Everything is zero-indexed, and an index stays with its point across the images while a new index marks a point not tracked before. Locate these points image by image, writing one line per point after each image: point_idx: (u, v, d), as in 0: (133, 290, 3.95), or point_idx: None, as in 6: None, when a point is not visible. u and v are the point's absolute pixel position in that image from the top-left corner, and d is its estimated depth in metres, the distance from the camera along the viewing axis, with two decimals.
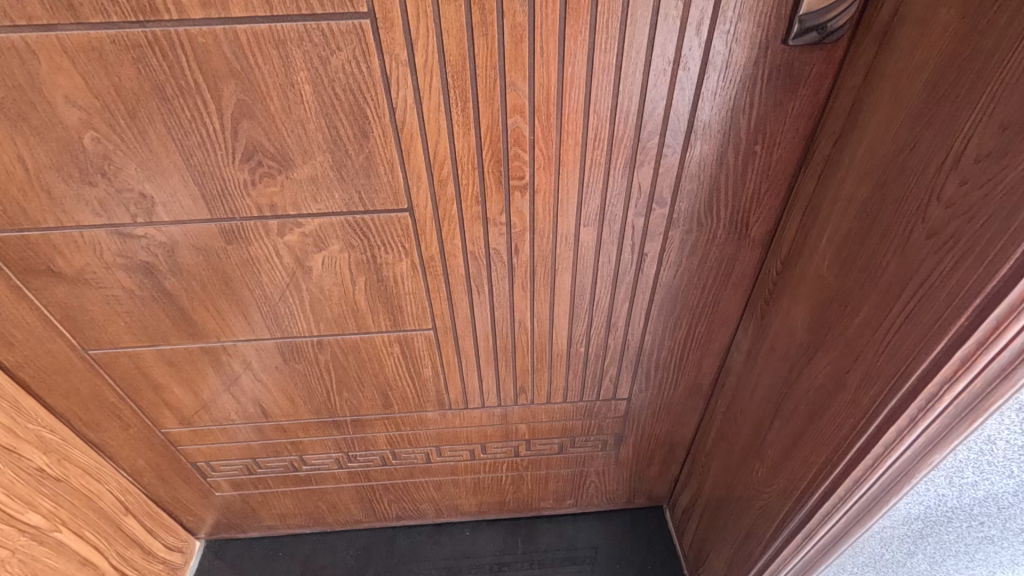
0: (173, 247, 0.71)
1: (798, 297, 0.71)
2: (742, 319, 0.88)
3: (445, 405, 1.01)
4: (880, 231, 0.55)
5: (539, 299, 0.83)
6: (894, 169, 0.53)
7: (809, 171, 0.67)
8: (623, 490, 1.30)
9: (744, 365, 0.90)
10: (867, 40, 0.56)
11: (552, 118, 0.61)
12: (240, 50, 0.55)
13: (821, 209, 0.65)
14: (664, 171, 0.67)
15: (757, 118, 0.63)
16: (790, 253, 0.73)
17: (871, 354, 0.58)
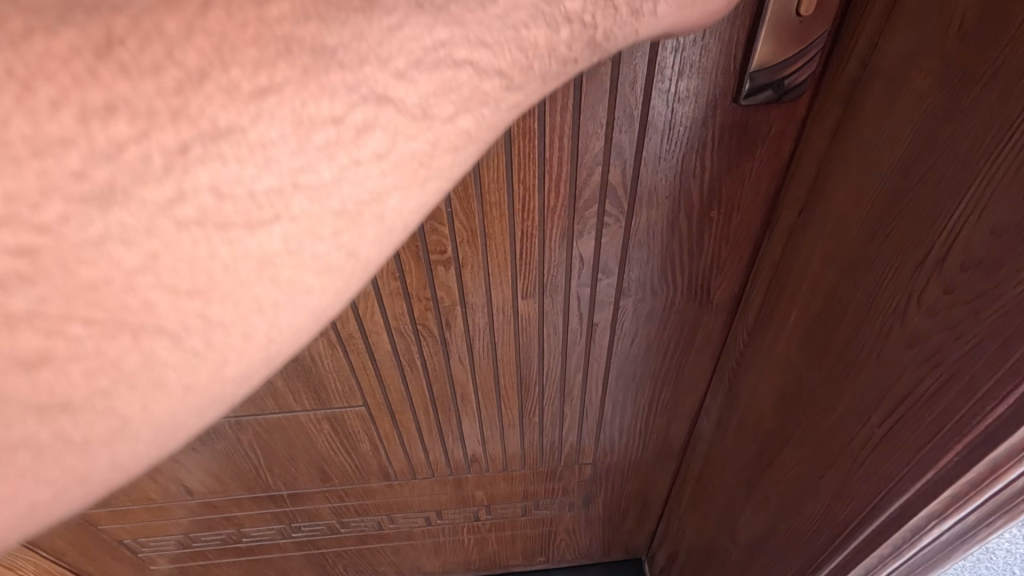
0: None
1: (765, 378, 0.63)
2: (711, 385, 0.79)
3: (390, 477, 0.91)
4: (851, 326, 0.47)
5: (481, 372, 0.73)
6: (865, 256, 0.44)
7: (774, 238, 0.58)
8: (597, 546, 1.20)
9: (715, 435, 0.80)
10: (831, 99, 0.47)
11: (470, 188, 0.52)
12: None
13: (787, 283, 0.57)
14: (608, 240, 0.59)
15: (710, 181, 0.55)
16: (757, 324, 0.64)
17: (845, 467, 0.49)
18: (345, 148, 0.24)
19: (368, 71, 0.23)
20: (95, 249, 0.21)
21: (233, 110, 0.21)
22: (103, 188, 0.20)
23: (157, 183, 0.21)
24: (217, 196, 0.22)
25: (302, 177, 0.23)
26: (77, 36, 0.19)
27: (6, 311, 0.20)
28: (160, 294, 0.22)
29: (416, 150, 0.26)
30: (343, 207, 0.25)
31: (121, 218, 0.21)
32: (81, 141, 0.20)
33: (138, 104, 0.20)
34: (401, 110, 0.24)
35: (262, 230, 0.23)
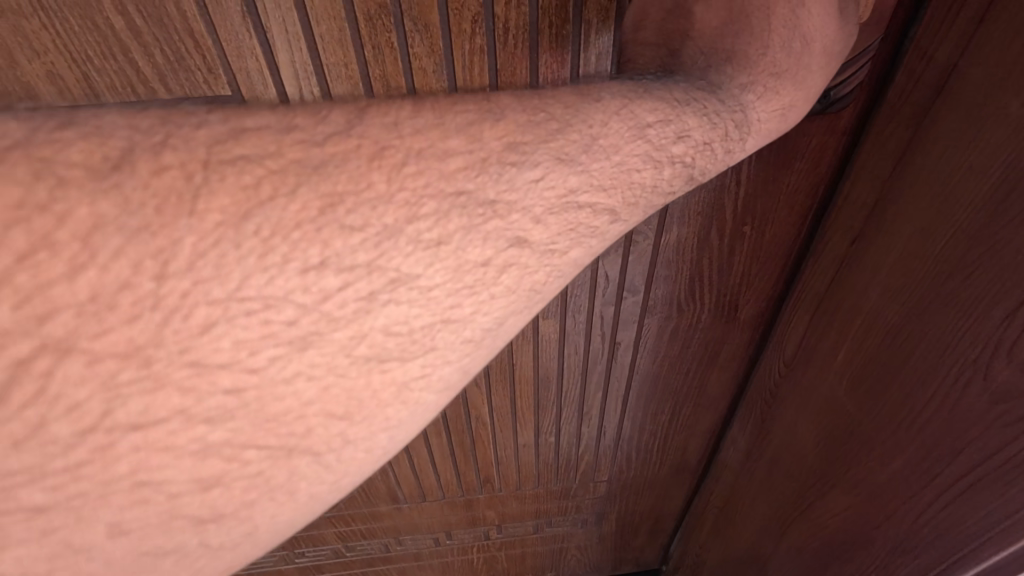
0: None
1: (804, 416, 0.60)
2: (738, 416, 0.77)
3: (399, 501, 0.88)
4: (916, 371, 0.44)
5: (498, 395, 0.70)
6: (935, 301, 0.42)
7: (815, 272, 0.56)
8: (607, 562, 1.17)
9: (740, 467, 0.78)
10: (888, 134, 0.45)
11: None
12: None
13: (832, 319, 0.54)
14: (635, 258, 0.56)
15: (745, 197, 0.52)
16: (795, 357, 0.61)
17: (908, 520, 0.46)
18: (487, 286, 0.22)
19: (516, 215, 0.22)
20: (286, 386, 0.18)
21: (412, 259, 0.20)
22: (306, 332, 0.18)
23: (343, 325, 0.19)
24: (386, 335, 0.20)
25: (450, 313, 0.22)
26: (306, 191, 0.18)
27: (173, 446, 0.17)
28: (318, 421, 0.20)
29: (539, 282, 0.24)
30: (472, 335, 0.23)
31: (314, 356, 0.19)
32: (296, 292, 0.18)
33: (340, 251, 0.19)
34: (535, 247, 0.23)
35: (407, 363, 0.21)
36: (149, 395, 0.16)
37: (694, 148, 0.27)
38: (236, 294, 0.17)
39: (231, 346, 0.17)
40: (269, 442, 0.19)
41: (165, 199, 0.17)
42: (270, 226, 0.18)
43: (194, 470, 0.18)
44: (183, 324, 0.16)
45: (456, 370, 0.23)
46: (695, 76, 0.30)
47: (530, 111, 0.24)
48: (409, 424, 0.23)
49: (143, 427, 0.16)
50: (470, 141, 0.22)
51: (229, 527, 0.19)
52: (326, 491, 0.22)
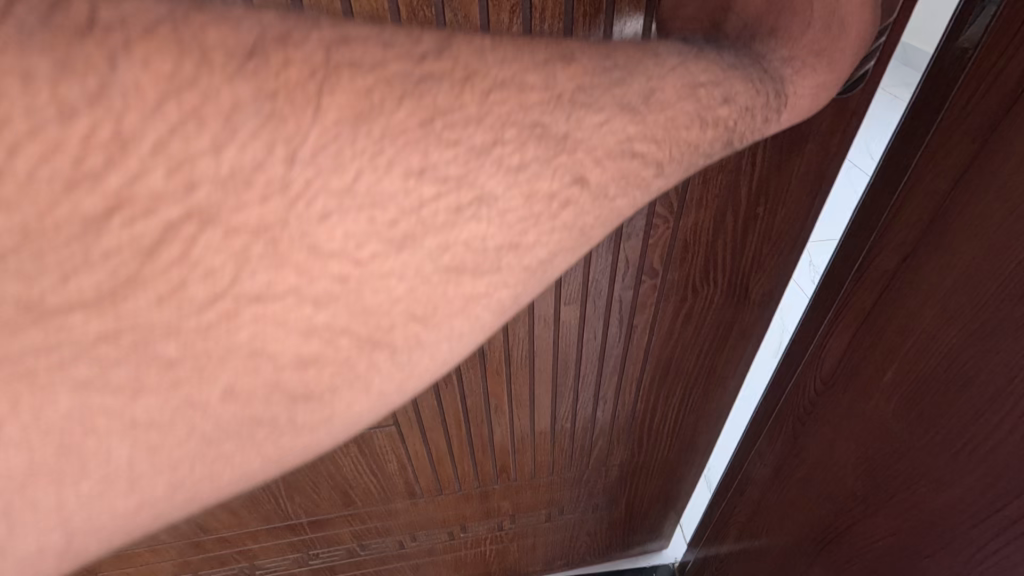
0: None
1: (848, 431, 0.62)
2: (766, 432, 0.78)
3: (415, 495, 0.88)
4: (984, 386, 0.46)
5: (516, 382, 0.71)
6: (1002, 318, 0.44)
7: (865, 285, 0.58)
8: (616, 549, 1.19)
9: (767, 486, 0.79)
10: (951, 151, 0.48)
11: None
12: None
13: (885, 332, 0.56)
14: (655, 242, 0.58)
15: (759, 179, 0.54)
16: (835, 373, 0.63)
17: (983, 531, 0.48)
18: (550, 218, 0.25)
19: (581, 153, 0.24)
20: (381, 276, 0.22)
21: (494, 180, 0.23)
22: (402, 233, 0.22)
23: (430, 232, 0.22)
24: (465, 248, 0.23)
25: (515, 240, 0.24)
26: (411, 103, 0.21)
27: (280, 311, 0.21)
28: (399, 319, 0.23)
29: (589, 225, 0.26)
30: (530, 264, 0.25)
31: (406, 257, 0.22)
32: (398, 194, 0.21)
33: (435, 165, 0.21)
34: (593, 189, 0.25)
35: (477, 277, 0.24)
36: (273, 269, 0.20)
37: (737, 112, 0.30)
38: (348, 187, 0.20)
39: (342, 236, 0.21)
40: (357, 328, 0.22)
41: (294, 89, 0.19)
42: (381, 129, 0.20)
43: (297, 346, 0.21)
44: (306, 209, 0.20)
45: (510, 296, 0.25)
46: (740, 44, 0.32)
47: (600, 61, 0.25)
48: (469, 343, 0.26)
49: (265, 298, 0.20)
50: (546, 77, 0.23)
51: (313, 408, 0.23)
52: (393, 390, 0.24)
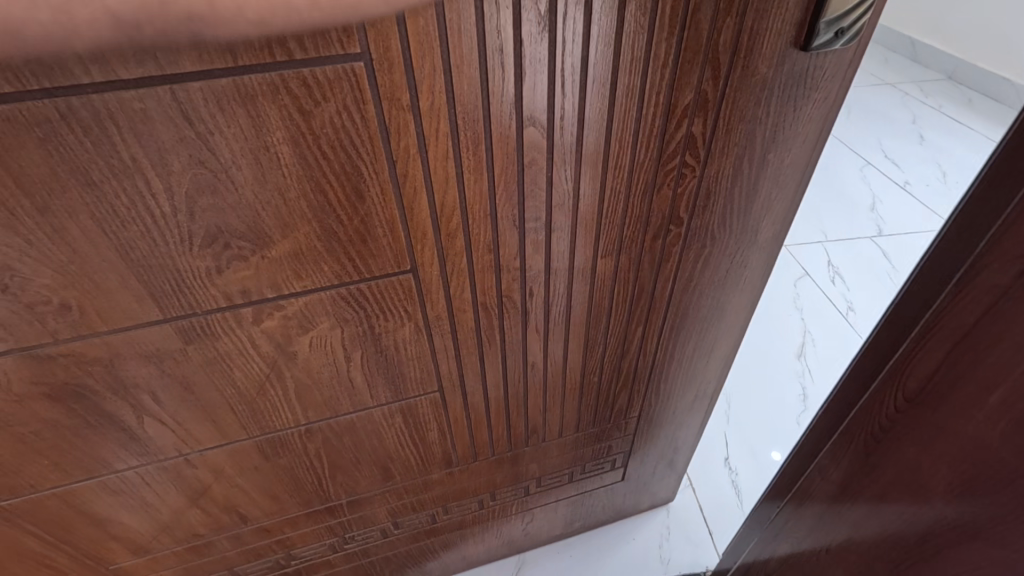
0: (85, 340, 0.53)
1: (938, 456, 0.53)
2: (830, 444, 0.69)
3: (452, 463, 0.91)
4: None
5: (553, 339, 0.76)
6: None
7: (963, 295, 0.47)
8: (631, 503, 1.26)
9: (829, 503, 0.69)
10: None
11: (572, 152, 0.55)
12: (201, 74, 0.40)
13: (989, 353, 0.46)
14: (683, 191, 0.63)
15: (773, 128, 0.61)
16: (923, 391, 0.54)
17: None
18: None
19: None
20: None
21: None
22: None
23: None
24: None
25: None
26: None
27: None
28: None
29: None
30: None
31: None
32: None
33: None
34: None
35: None
36: None
37: None
38: None
39: None
40: None
41: None
42: None
43: None
44: None
45: None
46: None
47: None
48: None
49: None
50: None
51: None
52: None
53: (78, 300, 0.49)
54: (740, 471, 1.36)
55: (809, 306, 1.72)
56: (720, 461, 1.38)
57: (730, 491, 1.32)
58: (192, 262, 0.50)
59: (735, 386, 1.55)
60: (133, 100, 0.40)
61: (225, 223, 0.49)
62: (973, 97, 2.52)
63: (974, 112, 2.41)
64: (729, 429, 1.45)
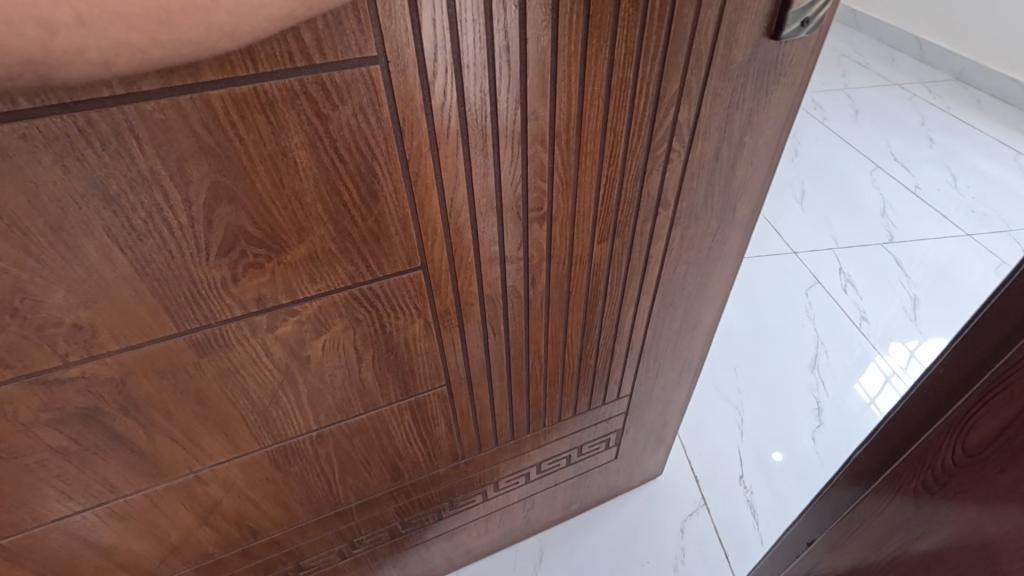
0: (97, 361, 0.52)
1: (1005, 520, 0.48)
2: (874, 488, 0.65)
3: (458, 456, 0.93)
4: None
5: (553, 324, 0.79)
6: None
7: None
8: (624, 481, 1.31)
9: (876, 547, 0.66)
10: None
11: (572, 142, 0.58)
12: (221, 80, 0.40)
13: None
14: (670, 175, 0.68)
15: (748, 112, 0.66)
16: (989, 449, 0.49)
17: None
18: None
19: None
20: None
21: None
22: None
23: None
24: None
25: None
26: None
27: None
28: None
29: None
30: None
31: None
32: None
33: None
34: None
35: None
36: None
37: None
38: None
39: None
40: None
41: None
42: None
43: None
44: None
45: None
46: None
47: None
48: None
49: None
50: None
51: None
52: None
53: (90, 318, 0.49)
54: (755, 489, 1.34)
55: (821, 316, 1.72)
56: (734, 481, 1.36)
57: (745, 512, 1.30)
58: (208, 272, 0.50)
59: (747, 398, 1.53)
60: (154, 112, 0.40)
61: (242, 230, 0.49)
62: (979, 98, 2.63)
63: (980, 114, 2.51)
64: (744, 444, 1.43)
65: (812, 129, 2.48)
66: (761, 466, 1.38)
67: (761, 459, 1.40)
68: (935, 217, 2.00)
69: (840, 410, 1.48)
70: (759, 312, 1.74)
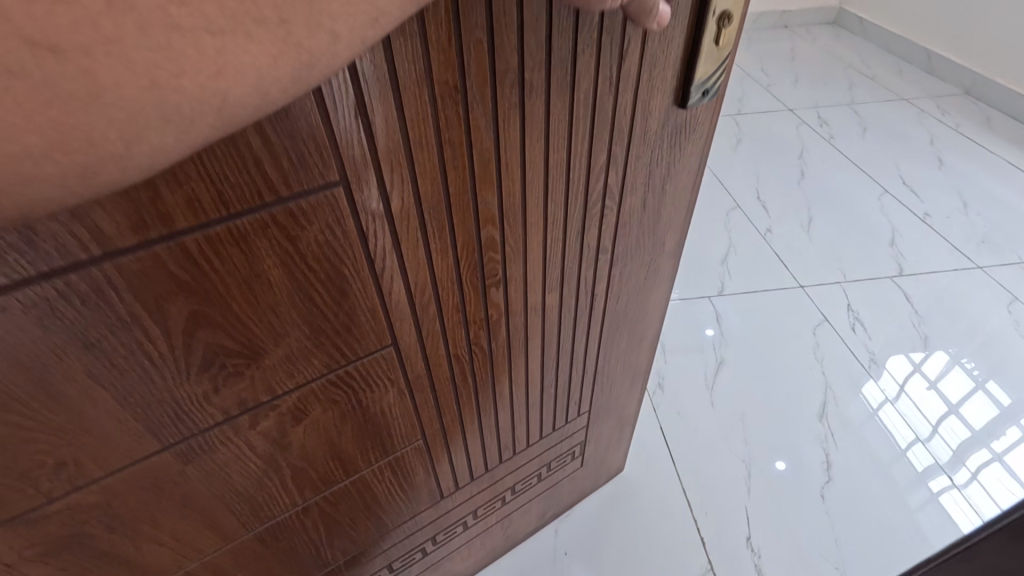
0: (83, 490, 0.52)
1: None
2: None
3: (438, 496, 0.97)
4: None
5: (515, 367, 0.85)
6: None
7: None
8: (591, 484, 1.40)
9: None
10: None
11: (518, 219, 0.64)
12: (194, 224, 0.42)
13: None
14: (605, 227, 0.75)
15: (666, 166, 0.74)
16: None
17: None
18: None
19: None
20: None
21: None
22: None
23: None
24: None
25: None
26: None
27: None
28: None
29: None
30: None
31: None
32: None
33: None
34: None
35: None
36: None
37: None
38: None
39: None
40: None
41: None
42: None
43: None
44: None
45: None
46: None
47: None
48: None
49: None
50: None
51: None
52: None
53: (74, 454, 0.49)
54: (764, 551, 1.30)
55: (830, 359, 1.71)
56: (744, 543, 1.32)
57: None
58: (189, 389, 0.52)
59: (755, 450, 1.50)
60: (132, 264, 0.41)
61: (220, 345, 0.51)
62: (990, 115, 2.76)
63: (992, 132, 2.64)
64: (752, 503, 1.39)
65: (822, 148, 2.57)
66: (773, 525, 1.35)
67: (769, 518, 1.36)
68: (946, 249, 2.06)
69: (853, 467, 1.46)
70: (771, 354, 1.73)
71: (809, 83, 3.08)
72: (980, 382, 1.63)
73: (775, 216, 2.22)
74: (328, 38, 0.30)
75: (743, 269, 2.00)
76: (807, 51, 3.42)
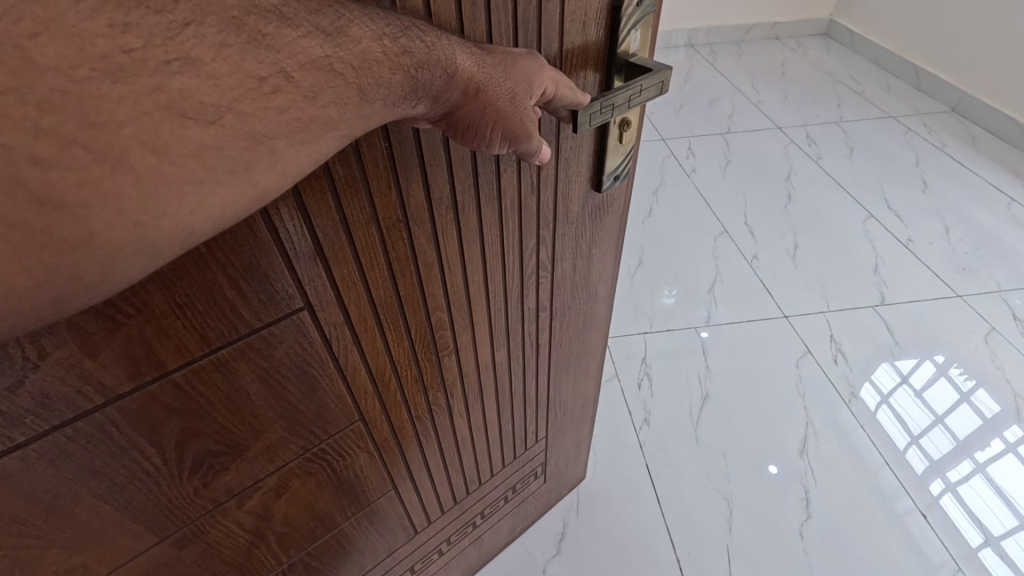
0: None
1: None
2: None
3: (412, 532, 1.06)
4: None
5: (472, 414, 0.94)
6: None
7: None
8: (552, 496, 1.52)
9: None
10: None
11: (462, 301, 0.73)
12: (181, 361, 0.50)
13: None
14: (541, 290, 0.85)
15: (590, 232, 0.85)
16: None
17: None
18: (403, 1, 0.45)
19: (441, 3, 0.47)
20: None
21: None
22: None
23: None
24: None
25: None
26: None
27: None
28: None
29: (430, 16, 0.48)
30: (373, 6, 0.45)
31: None
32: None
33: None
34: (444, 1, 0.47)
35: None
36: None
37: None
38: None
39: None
40: None
41: None
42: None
43: None
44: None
45: None
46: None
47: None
48: None
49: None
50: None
51: None
52: None
53: (84, 560, 0.56)
54: None
55: (813, 392, 1.85)
56: None
57: None
58: (181, 489, 0.59)
59: (738, 484, 1.63)
60: (130, 404, 0.49)
61: (208, 450, 0.58)
62: (975, 134, 2.94)
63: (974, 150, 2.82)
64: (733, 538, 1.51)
65: (810, 174, 2.75)
66: (749, 556, 1.48)
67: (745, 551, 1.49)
68: (928, 276, 2.21)
69: (828, 499, 1.58)
70: (759, 389, 1.86)
71: (796, 104, 3.30)
72: (968, 394, 1.81)
73: (762, 244, 2.38)
74: (278, 173, 0.37)
75: (732, 300, 2.15)
76: (800, 70, 3.63)
